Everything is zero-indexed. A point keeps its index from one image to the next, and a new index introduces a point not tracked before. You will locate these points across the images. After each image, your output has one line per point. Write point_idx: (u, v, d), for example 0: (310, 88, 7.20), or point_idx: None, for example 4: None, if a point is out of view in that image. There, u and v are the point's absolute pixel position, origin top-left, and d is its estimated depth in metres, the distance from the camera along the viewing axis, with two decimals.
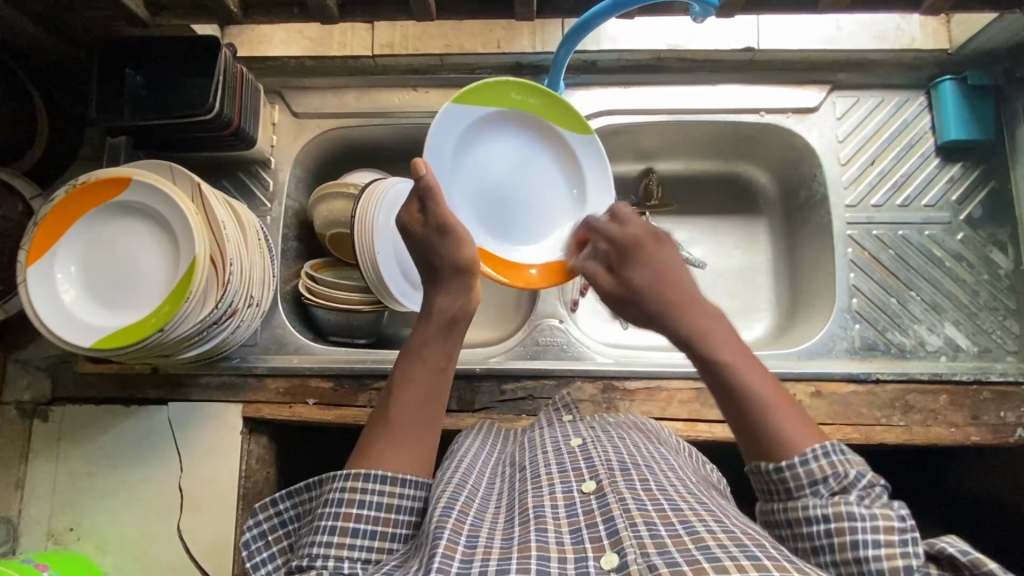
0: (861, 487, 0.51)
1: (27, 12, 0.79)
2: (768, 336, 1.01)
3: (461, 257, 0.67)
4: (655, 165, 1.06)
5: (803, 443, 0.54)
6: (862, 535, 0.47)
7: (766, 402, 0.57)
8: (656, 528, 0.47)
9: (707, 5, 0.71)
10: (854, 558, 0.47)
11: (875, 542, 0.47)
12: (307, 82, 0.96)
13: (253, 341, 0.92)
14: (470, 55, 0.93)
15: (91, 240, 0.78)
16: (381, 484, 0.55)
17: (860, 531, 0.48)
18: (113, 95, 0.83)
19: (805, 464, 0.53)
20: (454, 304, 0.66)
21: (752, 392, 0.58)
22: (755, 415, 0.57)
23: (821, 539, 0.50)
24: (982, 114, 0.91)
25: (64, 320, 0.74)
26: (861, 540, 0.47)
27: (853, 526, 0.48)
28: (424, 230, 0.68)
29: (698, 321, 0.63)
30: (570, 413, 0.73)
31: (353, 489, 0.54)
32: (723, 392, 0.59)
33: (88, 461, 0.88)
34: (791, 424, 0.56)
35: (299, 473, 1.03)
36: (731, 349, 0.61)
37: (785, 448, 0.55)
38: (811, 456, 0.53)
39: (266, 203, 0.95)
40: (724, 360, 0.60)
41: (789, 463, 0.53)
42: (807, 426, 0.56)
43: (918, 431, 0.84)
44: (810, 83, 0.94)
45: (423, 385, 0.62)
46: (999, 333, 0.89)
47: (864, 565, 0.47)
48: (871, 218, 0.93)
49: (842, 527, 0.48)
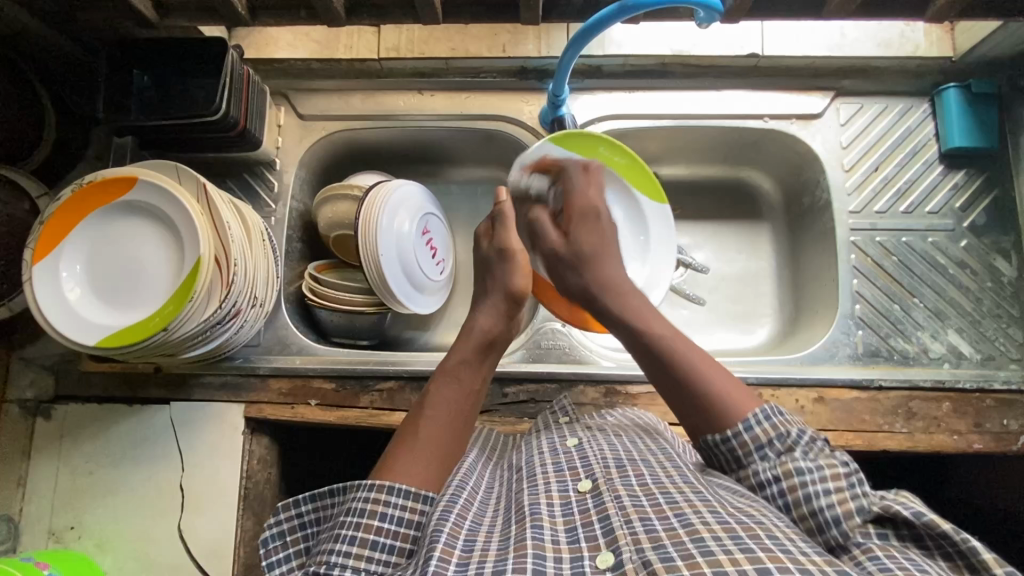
0: (803, 443, 0.55)
1: (37, 12, 0.80)
2: (771, 342, 1.01)
3: (509, 282, 0.74)
4: (658, 170, 1.07)
5: (742, 410, 0.58)
6: (812, 488, 0.51)
7: (702, 372, 0.61)
8: (650, 522, 0.47)
9: (712, 11, 0.72)
10: (810, 509, 0.51)
11: (826, 491, 0.51)
12: (313, 84, 0.97)
13: (256, 341, 0.92)
14: (476, 59, 0.94)
15: (100, 240, 0.79)
16: (403, 499, 0.54)
17: (809, 482, 0.52)
18: (119, 95, 0.83)
19: (750, 430, 0.56)
20: (493, 327, 0.71)
21: (690, 365, 0.61)
22: (694, 387, 0.60)
23: (777, 498, 0.54)
24: (986, 121, 0.91)
25: (71, 319, 0.75)
26: (813, 492, 0.51)
27: (802, 479, 0.52)
28: (489, 247, 0.77)
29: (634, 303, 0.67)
30: (566, 415, 0.74)
31: (377, 500, 0.53)
32: (659, 369, 0.62)
33: (90, 460, 0.88)
34: (728, 389, 0.59)
35: (300, 475, 1.03)
36: (661, 325, 0.64)
37: (726, 418, 0.58)
38: (754, 420, 0.56)
39: (270, 204, 0.96)
40: (661, 338, 0.63)
41: (734, 432, 0.57)
42: (741, 392, 0.60)
43: (921, 438, 0.84)
44: (814, 89, 0.95)
45: (457, 404, 0.63)
46: (1003, 340, 0.89)
47: (820, 514, 0.50)
48: (874, 224, 0.93)
49: (792, 483, 0.53)
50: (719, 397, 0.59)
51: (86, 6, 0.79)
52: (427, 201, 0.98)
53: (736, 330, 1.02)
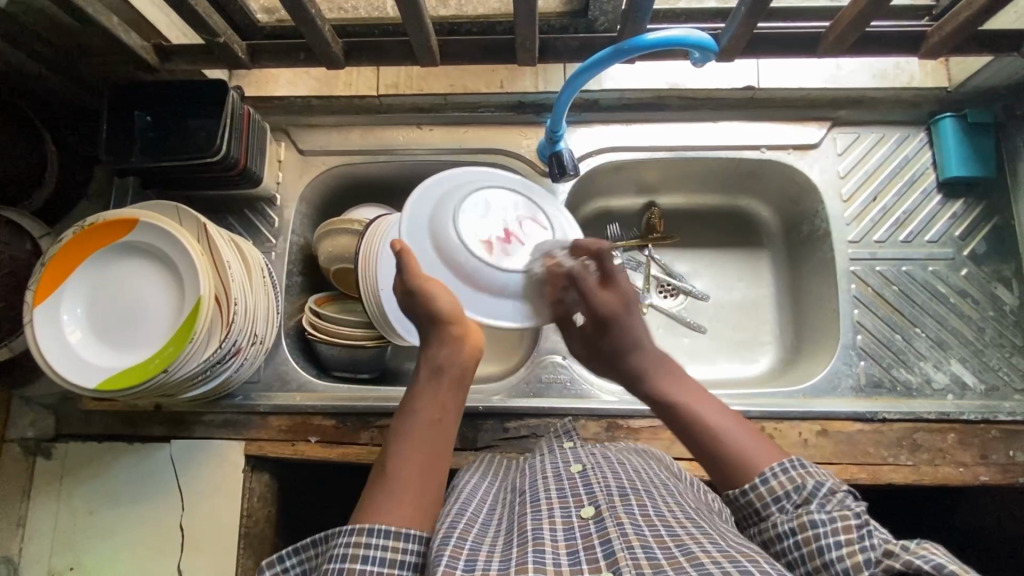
0: (820, 495, 0.53)
1: (39, 56, 0.81)
2: (773, 371, 1.00)
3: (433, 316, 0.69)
4: (659, 199, 1.07)
5: (762, 463, 0.58)
6: (824, 538, 0.50)
7: (719, 433, 0.62)
8: (652, 550, 0.46)
9: (707, 52, 0.73)
10: (823, 562, 0.49)
11: (837, 542, 0.49)
12: (314, 120, 0.98)
13: (256, 377, 0.92)
14: (474, 95, 0.95)
15: (104, 281, 0.79)
16: (385, 538, 0.51)
17: (822, 536, 0.50)
18: (119, 135, 0.84)
19: (765, 482, 0.56)
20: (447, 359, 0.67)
21: (714, 431, 0.62)
22: (720, 450, 0.61)
23: (793, 551, 0.52)
24: (983, 150, 0.91)
25: (72, 361, 0.74)
26: (824, 543, 0.49)
27: (816, 532, 0.50)
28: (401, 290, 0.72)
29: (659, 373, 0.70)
30: (570, 438, 0.75)
31: (358, 544, 0.51)
32: (681, 426, 0.65)
33: (89, 500, 0.88)
34: (753, 448, 0.60)
35: (301, 509, 1.02)
36: (691, 395, 0.67)
37: (745, 471, 0.58)
38: (770, 474, 0.56)
39: (271, 238, 0.96)
40: (692, 413, 0.65)
41: (751, 486, 0.57)
42: (766, 448, 0.60)
43: (926, 471, 0.83)
44: (811, 120, 0.95)
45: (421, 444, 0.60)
46: (1006, 370, 0.89)
47: (831, 565, 0.48)
48: (873, 254, 0.93)
49: (806, 535, 0.51)
50: (740, 458, 0.59)
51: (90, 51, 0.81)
52: None
53: (738, 359, 1.02)
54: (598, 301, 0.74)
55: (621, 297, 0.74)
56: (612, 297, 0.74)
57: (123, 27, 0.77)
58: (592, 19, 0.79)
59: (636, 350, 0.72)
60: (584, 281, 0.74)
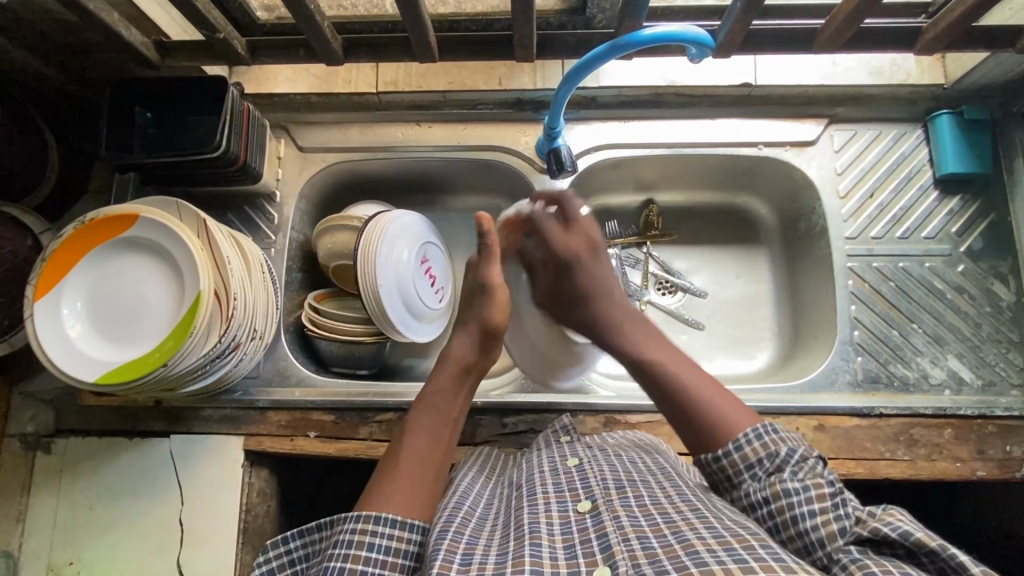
0: (793, 463, 0.55)
1: (40, 53, 0.82)
2: (771, 367, 1.01)
3: (485, 315, 0.75)
4: (657, 196, 1.07)
5: (738, 426, 0.59)
6: (799, 509, 0.50)
7: (696, 388, 0.63)
8: (647, 540, 0.47)
9: (704, 47, 0.74)
10: (797, 531, 0.50)
11: (811, 512, 0.50)
12: (313, 117, 0.99)
13: (255, 373, 0.93)
14: (472, 91, 0.95)
15: (104, 276, 0.79)
16: (390, 527, 0.52)
17: (796, 504, 0.51)
18: (119, 132, 0.85)
19: (739, 449, 0.57)
20: (466, 353, 0.72)
21: (687, 389, 0.63)
22: (692, 415, 0.61)
23: (767, 518, 0.53)
24: (979, 146, 0.92)
25: (71, 356, 0.75)
26: (799, 514, 0.50)
27: (790, 500, 0.51)
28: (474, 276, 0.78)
29: (630, 330, 0.72)
30: (569, 433, 0.75)
31: (364, 531, 0.52)
32: (651, 382, 0.66)
33: (88, 495, 0.88)
34: (727, 411, 0.61)
35: (299, 505, 1.02)
36: (663, 353, 0.68)
37: (723, 434, 0.59)
38: (745, 440, 0.57)
39: (270, 235, 0.96)
40: (662, 371, 0.66)
41: (726, 450, 0.58)
42: (741, 413, 0.61)
43: (924, 466, 0.83)
44: (808, 116, 0.96)
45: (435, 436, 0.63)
46: (1003, 365, 0.89)
47: (806, 535, 0.49)
48: (871, 250, 0.93)
49: (780, 505, 0.51)
50: (713, 417, 0.60)
51: (90, 46, 0.81)
52: (426, 231, 0.99)
53: (736, 356, 1.02)
54: (560, 243, 0.82)
55: (583, 242, 0.82)
56: (577, 244, 0.82)
57: (124, 23, 0.78)
58: (590, 16, 0.80)
59: (603, 300, 0.77)
60: (546, 228, 0.84)
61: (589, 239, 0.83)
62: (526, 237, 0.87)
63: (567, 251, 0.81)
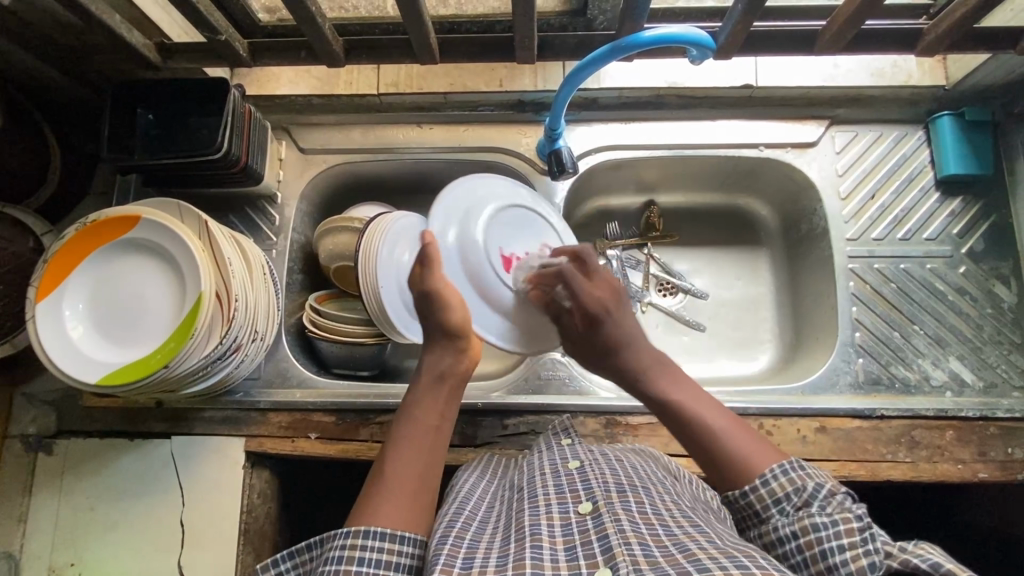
0: (820, 498, 0.54)
1: (42, 55, 0.82)
2: (772, 369, 1.01)
3: (441, 322, 0.71)
4: (658, 198, 1.07)
5: (761, 463, 0.59)
6: (828, 541, 0.49)
7: (721, 439, 0.62)
8: (649, 547, 0.46)
9: (705, 49, 0.74)
10: (826, 566, 0.49)
11: (840, 547, 0.48)
12: (314, 119, 0.99)
13: (256, 374, 0.93)
14: (473, 93, 0.95)
15: (104, 278, 0.80)
16: (380, 541, 0.52)
17: (825, 539, 0.49)
18: (121, 133, 0.85)
19: (767, 484, 0.57)
20: (441, 362, 0.71)
21: (711, 434, 0.63)
22: (718, 451, 0.62)
23: (795, 554, 0.52)
24: (981, 148, 0.92)
25: (73, 357, 0.75)
26: (828, 547, 0.49)
27: (819, 535, 0.50)
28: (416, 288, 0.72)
29: (658, 374, 0.71)
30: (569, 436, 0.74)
31: (354, 546, 0.51)
32: (683, 433, 0.66)
33: (90, 496, 0.88)
34: (751, 449, 0.61)
35: (300, 506, 1.02)
36: (687, 394, 0.68)
37: (747, 472, 0.59)
38: (770, 475, 0.57)
39: (272, 236, 0.96)
40: (692, 420, 0.65)
41: (752, 486, 0.57)
42: (762, 447, 0.61)
43: (925, 468, 0.83)
44: (809, 118, 0.96)
45: (420, 442, 0.62)
46: (1004, 367, 0.89)
47: (834, 566, 0.48)
48: (872, 251, 0.93)
49: (808, 539, 0.50)
50: (739, 459, 0.60)
51: (91, 48, 0.82)
52: None
53: (737, 357, 1.02)
54: (586, 295, 0.77)
55: (607, 291, 0.78)
56: (602, 293, 0.77)
57: (126, 25, 0.78)
58: (591, 18, 0.80)
59: (633, 346, 0.74)
60: (571, 277, 0.78)
61: (607, 286, 0.79)
62: (551, 286, 0.79)
63: (593, 305, 0.76)
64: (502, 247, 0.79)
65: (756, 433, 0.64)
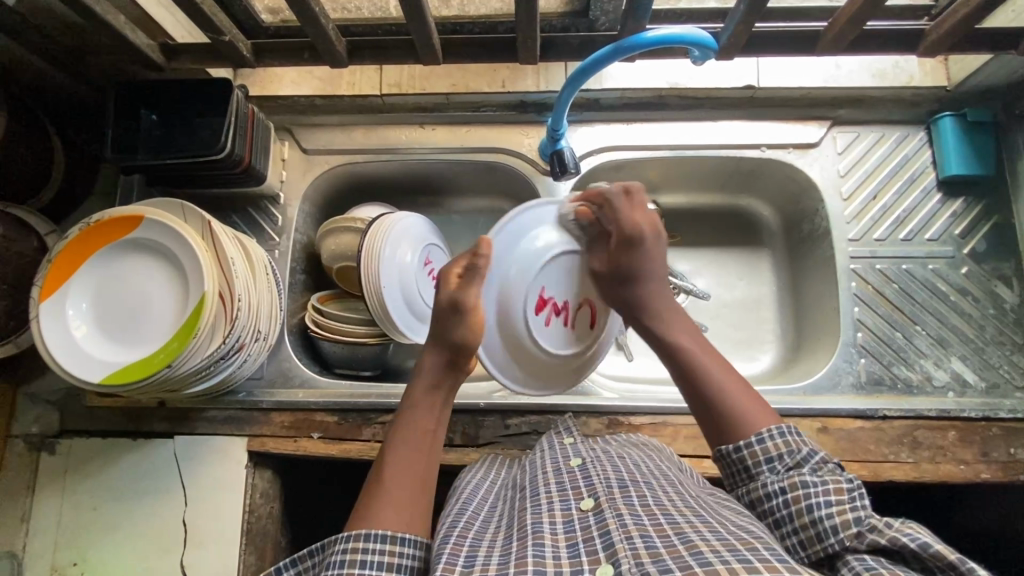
0: (813, 462, 0.55)
1: (47, 55, 0.83)
2: (774, 369, 1.01)
3: (456, 335, 0.69)
4: (659, 199, 1.08)
5: (756, 426, 0.59)
6: (815, 498, 0.51)
7: (725, 390, 0.62)
8: (651, 539, 0.47)
9: (707, 50, 0.74)
10: (811, 519, 0.50)
11: (827, 503, 0.50)
12: (317, 119, 0.99)
13: (259, 374, 0.93)
14: (476, 94, 0.96)
15: (108, 278, 0.80)
16: (381, 544, 0.52)
17: (813, 495, 0.51)
18: (125, 133, 0.85)
19: (761, 442, 0.57)
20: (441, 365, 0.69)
21: (716, 383, 0.63)
22: (719, 402, 0.62)
23: (781, 509, 0.53)
24: (983, 148, 0.92)
25: (77, 357, 0.75)
26: (814, 503, 0.51)
27: (806, 492, 0.52)
28: (447, 295, 0.71)
29: (671, 320, 0.70)
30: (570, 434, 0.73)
31: (355, 549, 0.51)
32: (686, 375, 0.65)
33: (93, 496, 0.88)
34: (751, 407, 0.61)
35: (302, 506, 1.03)
36: (696, 343, 0.67)
37: (741, 431, 0.60)
38: (767, 435, 0.58)
39: (274, 237, 0.97)
40: (700, 369, 0.64)
41: (746, 442, 0.58)
42: (762, 413, 0.61)
43: (928, 468, 0.83)
44: (811, 119, 0.96)
45: (417, 447, 0.62)
46: (1006, 368, 0.89)
47: (820, 524, 0.50)
48: (874, 252, 0.93)
49: (796, 494, 0.52)
50: (736, 415, 0.61)
51: (95, 48, 0.82)
52: (430, 233, 0.99)
53: (739, 358, 1.02)
54: (627, 219, 0.73)
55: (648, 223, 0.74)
56: (642, 223, 0.73)
57: (130, 25, 0.78)
58: (593, 19, 0.80)
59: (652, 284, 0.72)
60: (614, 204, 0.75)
61: (651, 223, 0.74)
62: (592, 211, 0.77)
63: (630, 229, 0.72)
64: (547, 290, 0.77)
65: (763, 402, 0.63)
